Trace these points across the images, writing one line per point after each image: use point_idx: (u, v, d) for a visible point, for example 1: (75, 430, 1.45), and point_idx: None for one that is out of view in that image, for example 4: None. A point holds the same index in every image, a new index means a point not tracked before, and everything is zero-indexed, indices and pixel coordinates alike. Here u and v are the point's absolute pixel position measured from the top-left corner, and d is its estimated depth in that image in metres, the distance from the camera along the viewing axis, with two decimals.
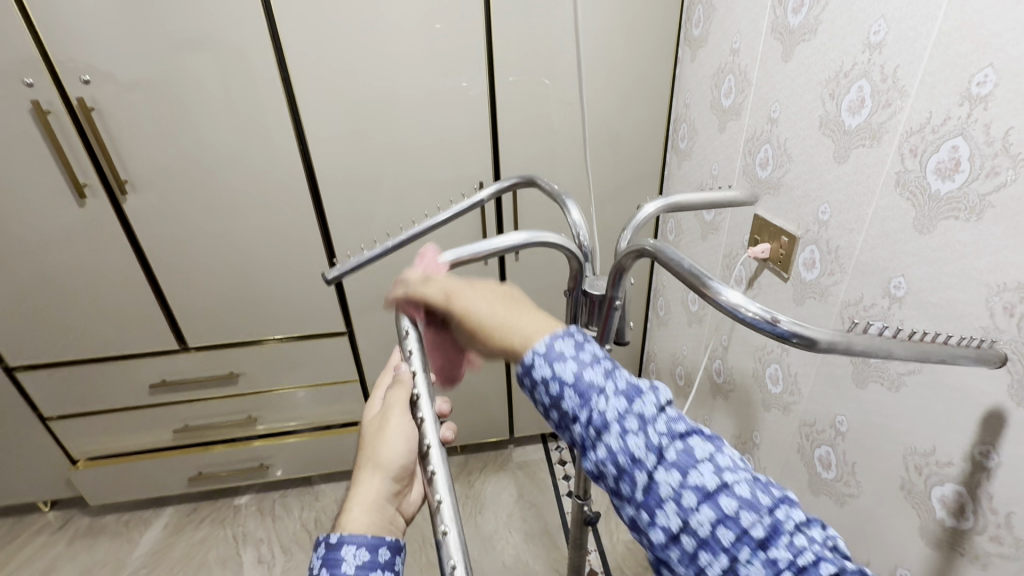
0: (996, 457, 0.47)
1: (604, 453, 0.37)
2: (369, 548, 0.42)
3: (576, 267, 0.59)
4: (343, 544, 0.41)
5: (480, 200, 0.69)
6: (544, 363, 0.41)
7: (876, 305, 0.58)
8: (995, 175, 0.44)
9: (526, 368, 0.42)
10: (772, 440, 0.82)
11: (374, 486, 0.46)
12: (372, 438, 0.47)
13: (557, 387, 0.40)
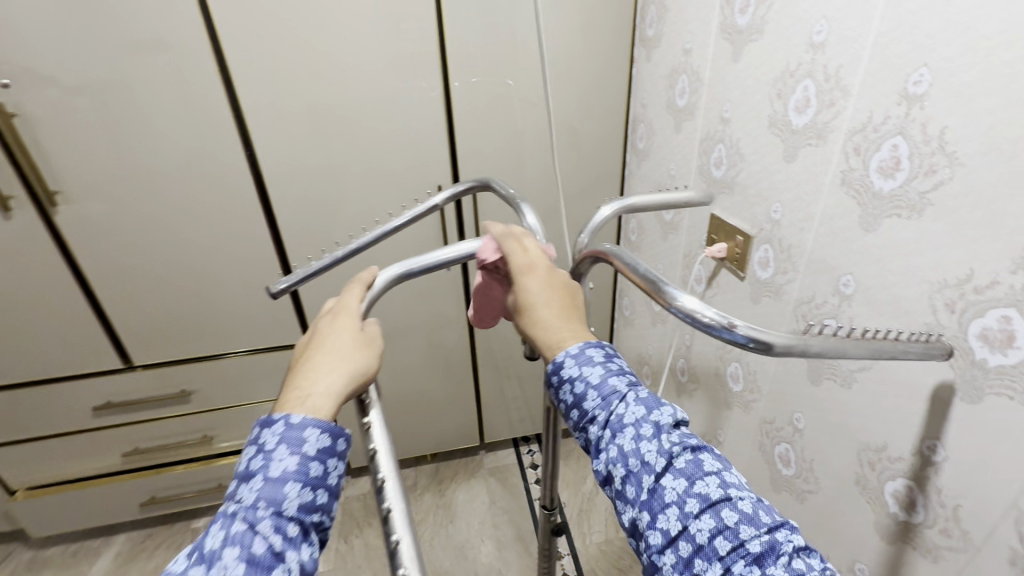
0: (943, 452, 0.47)
1: (613, 455, 0.38)
2: (331, 436, 0.38)
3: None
4: (307, 426, 0.37)
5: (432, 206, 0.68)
6: (574, 363, 0.42)
7: (827, 303, 0.59)
8: (933, 173, 0.44)
9: (554, 365, 0.43)
10: (734, 438, 0.83)
11: (337, 380, 0.40)
12: (353, 342, 0.43)
13: (581, 387, 0.41)
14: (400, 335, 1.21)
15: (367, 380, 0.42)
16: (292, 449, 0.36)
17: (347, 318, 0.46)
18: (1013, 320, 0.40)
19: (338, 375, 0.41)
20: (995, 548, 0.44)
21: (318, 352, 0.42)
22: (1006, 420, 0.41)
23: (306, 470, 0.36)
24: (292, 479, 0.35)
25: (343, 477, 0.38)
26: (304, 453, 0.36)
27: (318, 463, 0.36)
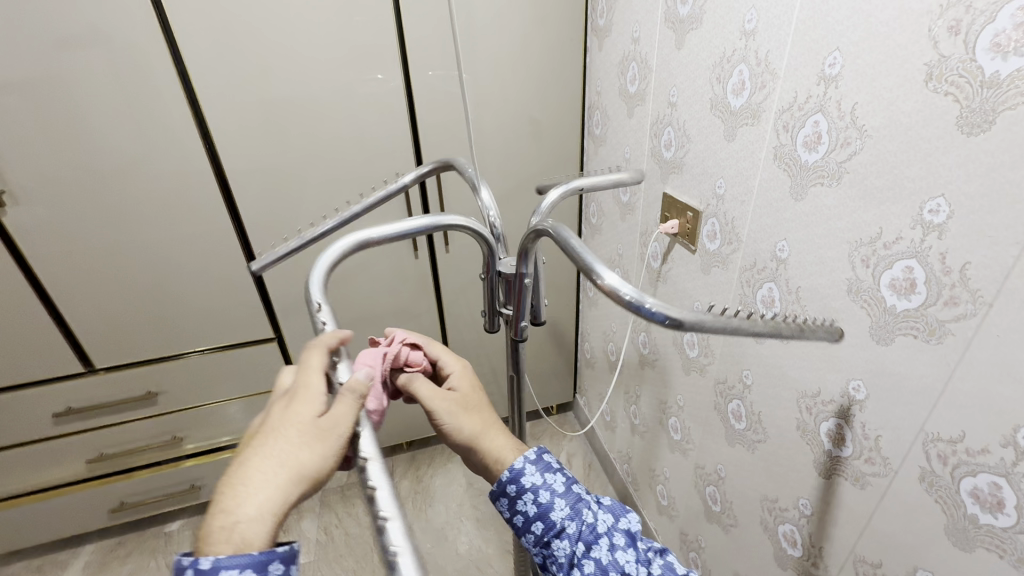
0: (866, 391, 0.53)
1: (591, 566, 0.48)
2: (256, 568, 0.35)
3: (488, 249, 0.58)
4: (219, 569, 0.34)
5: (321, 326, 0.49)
6: (535, 470, 0.52)
7: (767, 268, 0.65)
8: (847, 145, 0.50)
9: (515, 479, 0.52)
10: (693, 401, 0.89)
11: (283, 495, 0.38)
12: (296, 440, 0.40)
13: (548, 495, 0.51)
14: (372, 326, 1.23)
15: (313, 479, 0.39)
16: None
17: (302, 405, 0.42)
18: (915, 269, 0.46)
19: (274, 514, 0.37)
20: (906, 469, 0.51)
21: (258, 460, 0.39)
22: (912, 357, 0.48)
23: None
24: None
25: None
26: None
27: None
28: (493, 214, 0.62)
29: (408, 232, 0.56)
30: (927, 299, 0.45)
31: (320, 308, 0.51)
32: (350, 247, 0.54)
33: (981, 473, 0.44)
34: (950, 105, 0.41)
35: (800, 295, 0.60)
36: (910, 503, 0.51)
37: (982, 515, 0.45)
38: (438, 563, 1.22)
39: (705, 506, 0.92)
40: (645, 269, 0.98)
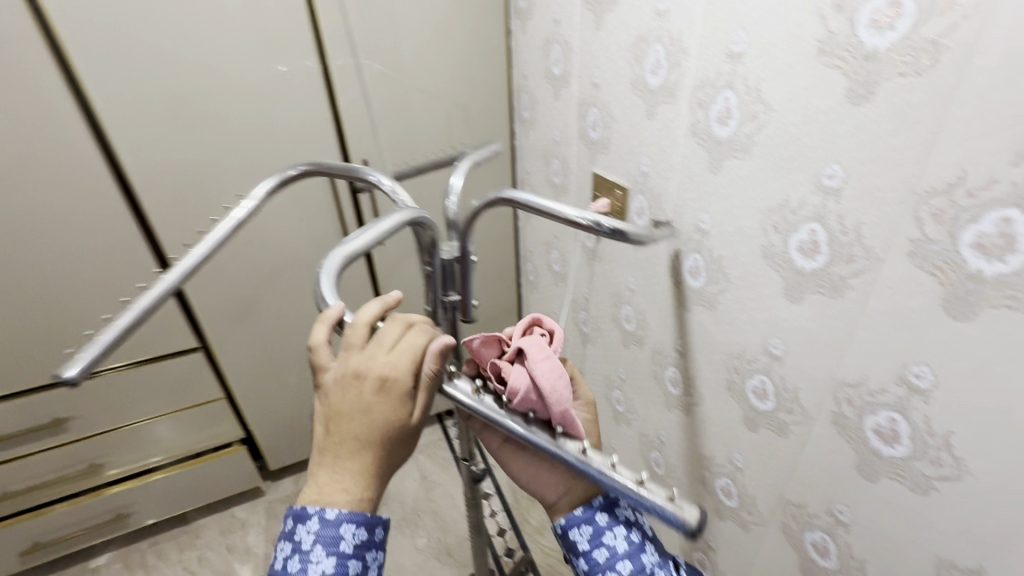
0: (784, 347, 0.58)
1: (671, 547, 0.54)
2: (368, 528, 0.41)
3: (433, 238, 0.50)
4: (341, 523, 0.40)
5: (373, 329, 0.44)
6: (629, 510, 0.54)
7: (691, 240, 0.68)
8: (754, 119, 0.54)
9: (609, 513, 0.53)
10: (633, 373, 0.93)
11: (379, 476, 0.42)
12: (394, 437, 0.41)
13: (641, 535, 0.53)
14: (307, 327, 1.17)
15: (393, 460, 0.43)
16: (328, 550, 0.40)
17: (401, 407, 0.41)
18: (818, 232, 0.50)
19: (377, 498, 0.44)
20: (820, 416, 0.56)
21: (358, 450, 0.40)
22: (821, 313, 0.52)
23: (343, 570, 0.40)
24: None
25: (378, 563, 0.43)
26: (340, 551, 0.40)
27: (355, 558, 0.41)
28: (401, 195, 0.56)
29: (392, 231, 0.45)
30: (829, 258, 0.49)
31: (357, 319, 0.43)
32: (338, 260, 0.44)
33: (881, 411, 0.49)
34: (840, 78, 0.44)
35: (722, 264, 0.63)
36: (825, 446, 0.56)
37: (883, 449, 0.49)
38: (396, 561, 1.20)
39: (650, 470, 0.97)
40: (580, 249, 1.00)
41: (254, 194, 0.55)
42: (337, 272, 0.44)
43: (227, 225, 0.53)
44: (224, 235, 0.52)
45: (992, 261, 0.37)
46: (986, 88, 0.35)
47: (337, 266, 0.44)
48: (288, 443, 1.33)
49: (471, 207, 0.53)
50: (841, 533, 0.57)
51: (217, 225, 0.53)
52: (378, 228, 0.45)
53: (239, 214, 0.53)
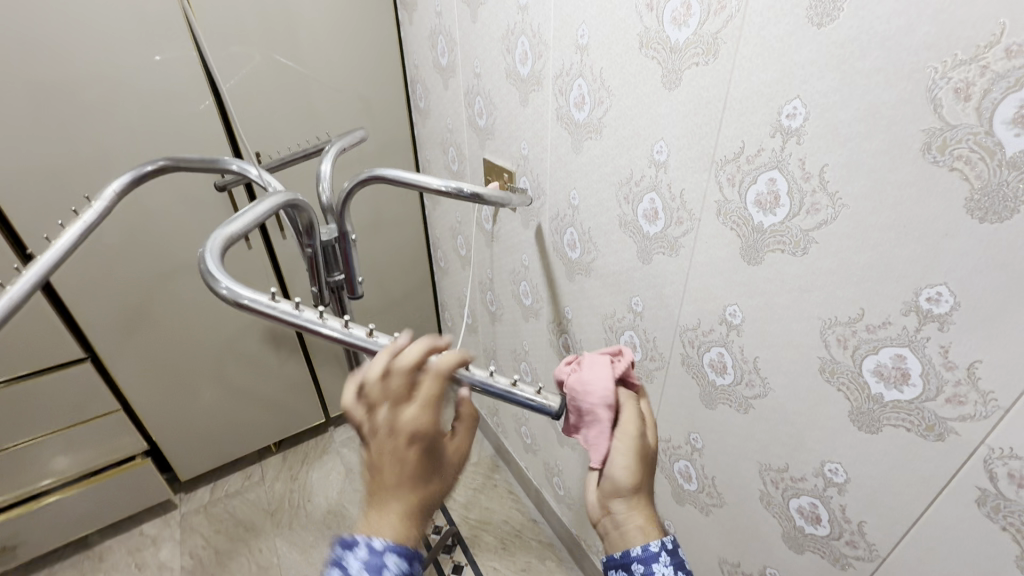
0: (643, 304, 0.66)
1: None
2: (411, 562, 0.36)
3: (309, 220, 0.52)
4: (385, 551, 0.35)
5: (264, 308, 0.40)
6: (668, 565, 0.42)
7: (566, 215, 0.75)
8: (600, 103, 0.61)
9: (644, 565, 0.42)
10: (534, 344, 1.00)
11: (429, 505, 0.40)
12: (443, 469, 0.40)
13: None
14: (209, 328, 1.13)
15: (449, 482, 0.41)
16: None
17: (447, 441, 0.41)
18: (656, 200, 0.58)
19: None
20: (674, 359, 0.65)
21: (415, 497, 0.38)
22: (664, 270, 0.61)
23: None
24: None
25: None
26: None
27: None
28: (271, 182, 0.58)
29: (272, 211, 0.46)
30: (665, 223, 0.58)
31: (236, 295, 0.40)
32: (220, 240, 0.42)
33: (713, 347, 0.58)
34: (655, 67, 0.52)
35: (591, 235, 0.71)
36: (679, 385, 0.65)
37: (716, 380, 0.59)
38: (323, 554, 1.20)
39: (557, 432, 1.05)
40: (481, 232, 1.05)
41: (102, 195, 0.52)
42: (222, 252, 0.42)
43: (77, 228, 0.49)
44: (74, 240, 0.49)
45: (769, 215, 0.46)
46: (748, 74, 0.44)
47: (220, 246, 0.42)
48: (200, 450, 1.28)
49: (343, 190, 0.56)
50: (696, 458, 0.67)
51: (65, 232, 0.49)
52: (257, 209, 0.45)
53: (91, 216, 0.50)
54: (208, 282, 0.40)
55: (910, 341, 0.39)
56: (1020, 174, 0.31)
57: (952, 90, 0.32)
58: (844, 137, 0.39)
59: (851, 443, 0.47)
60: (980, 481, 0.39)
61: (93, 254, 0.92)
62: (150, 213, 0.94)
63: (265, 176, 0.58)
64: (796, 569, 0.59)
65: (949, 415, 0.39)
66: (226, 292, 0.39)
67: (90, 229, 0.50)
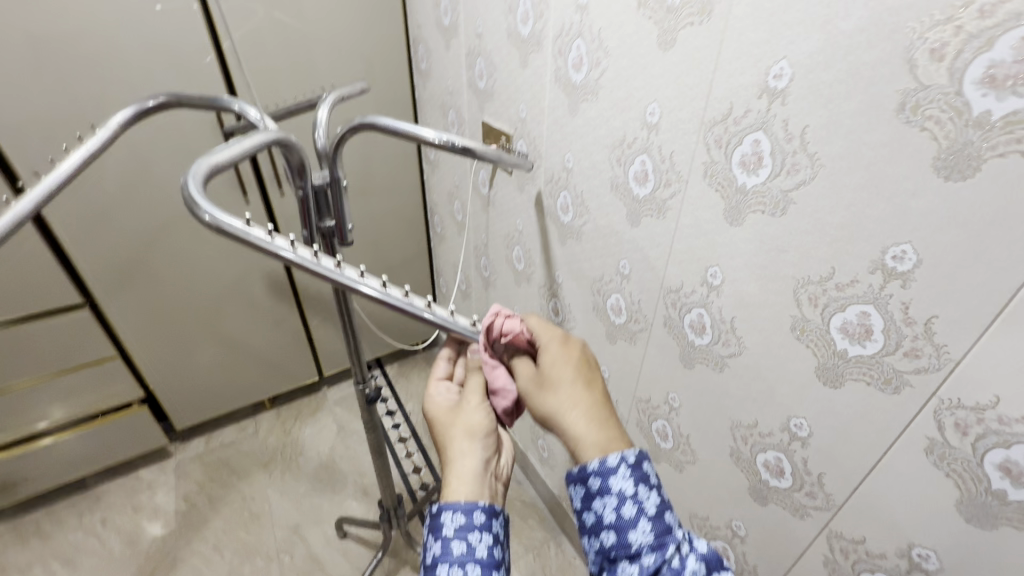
0: (629, 267, 0.68)
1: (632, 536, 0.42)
2: (464, 512, 0.45)
3: (301, 161, 0.53)
4: (442, 510, 0.46)
5: (247, 233, 0.42)
6: (627, 477, 0.42)
7: (560, 179, 0.76)
8: (598, 64, 0.62)
9: (601, 478, 0.42)
10: (524, 308, 1.02)
11: (469, 461, 0.50)
12: (469, 438, 0.51)
13: (634, 511, 0.41)
14: (206, 281, 1.14)
15: (486, 436, 0.52)
16: (433, 535, 0.45)
17: (468, 415, 0.53)
18: (646, 162, 0.59)
19: (472, 457, 0.50)
20: (656, 321, 0.67)
21: (459, 476, 0.48)
22: (651, 232, 0.62)
23: (449, 551, 0.44)
24: (441, 562, 0.43)
25: (490, 546, 0.45)
26: (443, 534, 0.44)
27: (458, 540, 0.44)
28: (267, 123, 0.59)
29: (262, 146, 0.47)
30: (654, 185, 0.59)
31: (217, 218, 0.41)
32: (204, 167, 0.43)
33: (694, 308, 0.60)
34: (651, 27, 0.53)
35: (583, 198, 0.72)
36: (660, 345, 0.68)
37: (695, 340, 0.61)
38: (313, 504, 1.25)
39: None
40: (477, 197, 1.06)
41: (108, 124, 0.53)
42: (206, 179, 0.43)
43: (83, 152, 0.50)
44: (79, 164, 0.50)
45: (751, 175, 0.48)
46: (739, 34, 0.45)
47: (204, 173, 0.43)
48: (195, 401, 1.31)
49: (335, 135, 0.57)
50: (672, 417, 0.70)
51: (70, 156, 0.50)
52: (247, 142, 0.46)
53: (97, 142, 0.51)
54: (191, 207, 0.41)
55: (875, 298, 0.41)
56: (985, 133, 0.32)
57: (928, 50, 0.34)
58: (826, 98, 0.40)
59: (815, 398, 0.49)
60: (929, 431, 0.41)
61: (91, 200, 0.93)
62: (149, 156, 0.94)
63: (263, 116, 0.59)
64: (760, 521, 0.62)
65: (905, 369, 0.41)
66: (208, 217, 0.41)
67: (95, 155, 0.51)
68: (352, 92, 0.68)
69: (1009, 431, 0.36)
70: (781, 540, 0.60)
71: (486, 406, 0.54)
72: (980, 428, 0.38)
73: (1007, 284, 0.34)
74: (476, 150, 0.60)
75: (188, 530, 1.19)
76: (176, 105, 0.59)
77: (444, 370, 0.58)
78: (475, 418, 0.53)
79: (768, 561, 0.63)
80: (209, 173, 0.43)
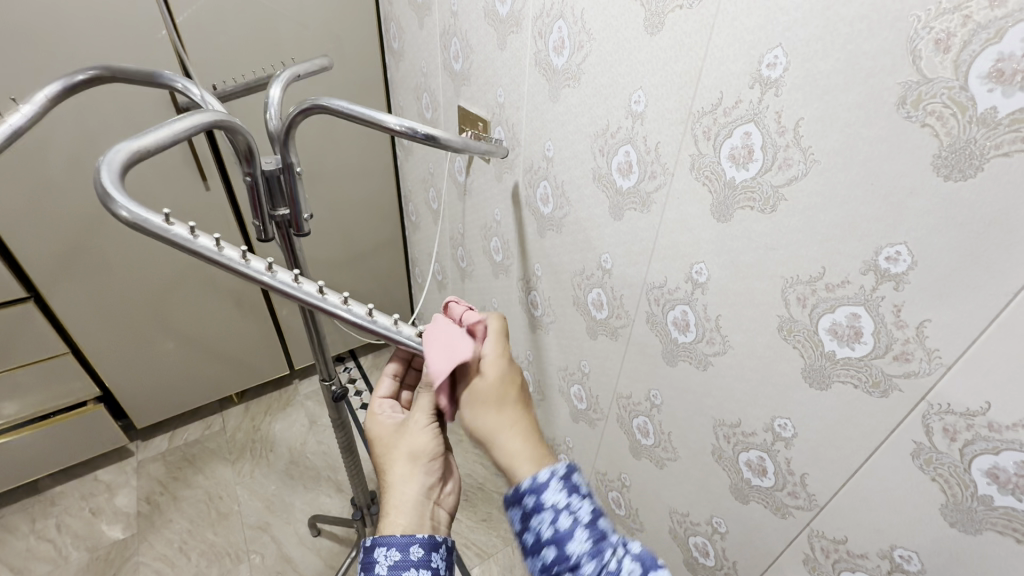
0: (611, 262, 0.66)
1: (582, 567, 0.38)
2: (399, 548, 0.43)
3: (247, 143, 0.48)
4: (376, 546, 0.43)
5: (167, 232, 0.38)
6: (560, 490, 0.40)
7: (540, 168, 0.73)
8: (580, 48, 0.58)
9: (534, 494, 0.40)
10: (502, 301, 0.99)
11: (409, 489, 0.48)
12: (411, 463, 0.49)
13: (569, 523, 0.40)
14: (163, 271, 1.07)
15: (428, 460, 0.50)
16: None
17: (411, 437, 0.50)
18: (630, 153, 0.57)
19: (411, 485, 0.48)
20: (639, 317, 0.65)
21: (398, 503, 0.47)
22: (635, 226, 0.60)
23: None
24: None
25: None
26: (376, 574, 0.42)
27: None
28: (211, 102, 0.53)
29: (193, 130, 0.42)
30: (638, 177, 0.57)
31: (133, 214, 0.37)
32: (122, 155, 0.38)
33: (678, 306, 0.58)
34: (638, 9, 0.50)
35: (564, 189, 0.69)
36: (642, 342, 0.66)
37: (679, 337, 0.60)
38: (284, 501, 1.21)
39: None
40: (453, 184, 1.02)
41: (32, 99, 0.47)
42: (124, 168, 0.38)
43: (1, 132, 0.44)
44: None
45: (741, 169, 0.45)
46: (732, 19, 0.42)
47: (122, 160, 0.38)
48: (155, 398, 1.24)
49: (288, 115, 0.52)
50: (653, 414, 0.69)
51: None
52: (174, 126, 0.41)
53: (18, 120, 0.45)
54: (105, 201, 0.36)
55: (866, 300, 0.40)
56: (989, 131, 0.31)
57: (933, 41, 0.32)
58: (822, 89, 0.38)
59: (801, 399, 0.48)
60: (916, 435, 0.40)
61: (29, 183, 0.85)
62: (92, 139, 0.87)
63: (210, 95, 0.54)
64: (740, 519, 0.62)
65: (895, 372, 0.40)
66: (125, 214, 0.36)
67: (16, 133, 0.45)
68: (313, 71, 0.63)
69: (999, 438, 0.36)
70: (762, 539, 0.60)
71: (432, 427, 0.50)
72: (968, 434, 0.37)
73: (1006, 287, 0.33)
74: (443, 142, 0.57)
75: (151, 532, 1.13)
76: (109, 79, 0.53)
77: (388, 388, 0.57)
78: (417, 439, 0.50)
79: (748, 558, 0.63)
80: (127, 161, 0.38)
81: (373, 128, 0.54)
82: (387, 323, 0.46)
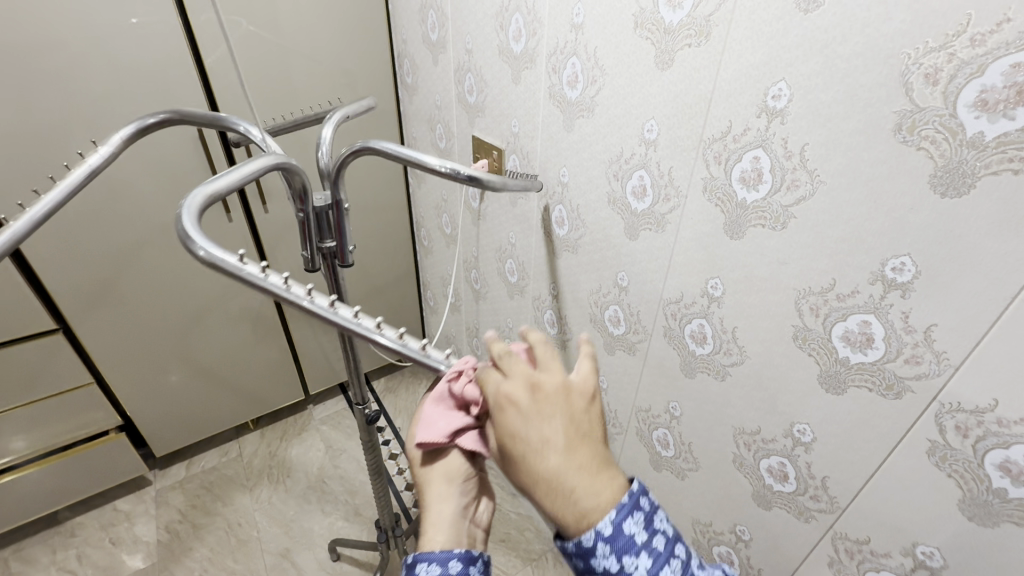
0: (628, 280, 0.69)
1: None
2: (440, 563, 0.45)
3: (303, 183, 0.52)
4: (417, 563, 0.46)
5: (236, 268, 0.42)
6: (610, 553, 0.38)
7: (555, 194, 0.77)
8: (594, 81, 0.63)
9: (583, 559, 0.38)
10: (517, 320, 1.02)
11: (446, 507, 0.51)
12: (449, 483, 0.52)
13: None
14: (185, 300, 1.10)
15: (462, 481, 0.52)
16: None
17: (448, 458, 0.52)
18: (644, 177, 0.61)
19: (448, 504, 0.51)
20: (656, 331, 0.68)
21: (436, 518, 0.51)
22: (651, 246, 0.63)
23: None
24: None
25: None
26: None
27: None
28: (268, 141, 0.58)
29: (259, 173, 0.46)
30: (653, 200, 0.61)
31: (208, 253, 0.40)
32: (201, 198, 0.42)
33: (695, 319, 0.61)
34: (649, 47, 0.54)
35: (580, 212, 0.73)
36: (661, 355, 0.69)
37: (696, 350, 0.63)
38: (302, 526, 1.21)
39: None
40: (468, 211, 1.06)
41: (109, 141, 0.53)
42: (201, 210, 0.42)
43: (83, 171, 0.50)
44: (80, 181, 0.50)
45: (751, 191, 0.49)
46: (738, 56, 0.46)
47: (200, 203, 0.42)
48: (176, 426, 1.26)
49: (339, 155, 0.56)
50: (674, 425, 0.71)
51: (71, 172, 0.50)
52: (244, 171, 0.45)
53: (97, 160, 0.51)
54: (186, 242, 0.40)
55: (875, 308, 0.43)
56: (978, 153, 0.34)
57: (923, 75, 0.36)
58: (824, 117, 0.42)
59: (818, 404, 0.51)
60: (930, 433, 0.43)
61: (64, 219, 0.89)
62: (127, 176, 0.92)
63: (266, 134, 0.58)
64: (763, 525, 0.64)
65: (906, 374, 0.43)
66: (202, 253, 0.40)
67: (95, 172, 0.51)
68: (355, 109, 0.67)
69: (1007, 432, 0.38)
70: (785, 544, 0.62)
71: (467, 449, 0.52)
72: (979, 430, 0.40)
73: (1004, 292, 0.36)
74: (489, 182, 0.61)
75: (171, 561, 1.14)
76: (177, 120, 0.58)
77: None
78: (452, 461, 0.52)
79: (773, 565, 0.65)
80: (205, 204, 0.42)
81: (417, 168, 0.58)
82: (417, 347, 0.47)
